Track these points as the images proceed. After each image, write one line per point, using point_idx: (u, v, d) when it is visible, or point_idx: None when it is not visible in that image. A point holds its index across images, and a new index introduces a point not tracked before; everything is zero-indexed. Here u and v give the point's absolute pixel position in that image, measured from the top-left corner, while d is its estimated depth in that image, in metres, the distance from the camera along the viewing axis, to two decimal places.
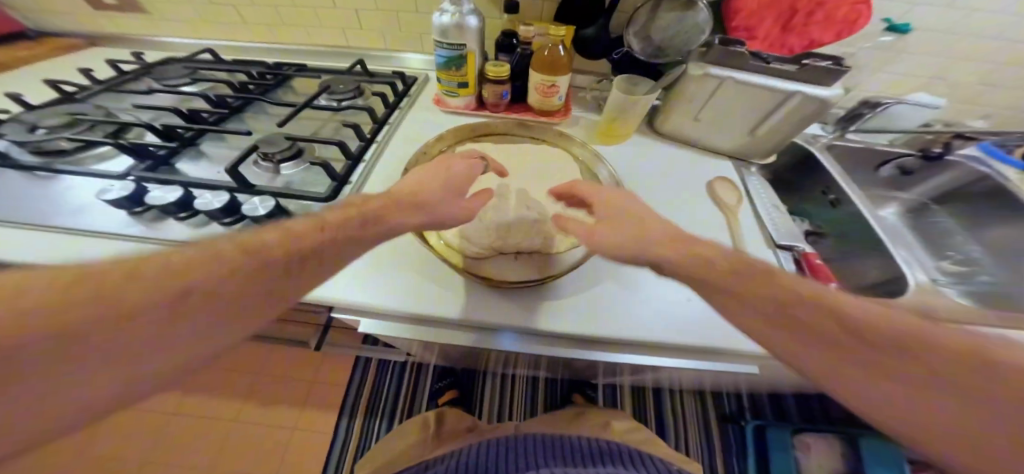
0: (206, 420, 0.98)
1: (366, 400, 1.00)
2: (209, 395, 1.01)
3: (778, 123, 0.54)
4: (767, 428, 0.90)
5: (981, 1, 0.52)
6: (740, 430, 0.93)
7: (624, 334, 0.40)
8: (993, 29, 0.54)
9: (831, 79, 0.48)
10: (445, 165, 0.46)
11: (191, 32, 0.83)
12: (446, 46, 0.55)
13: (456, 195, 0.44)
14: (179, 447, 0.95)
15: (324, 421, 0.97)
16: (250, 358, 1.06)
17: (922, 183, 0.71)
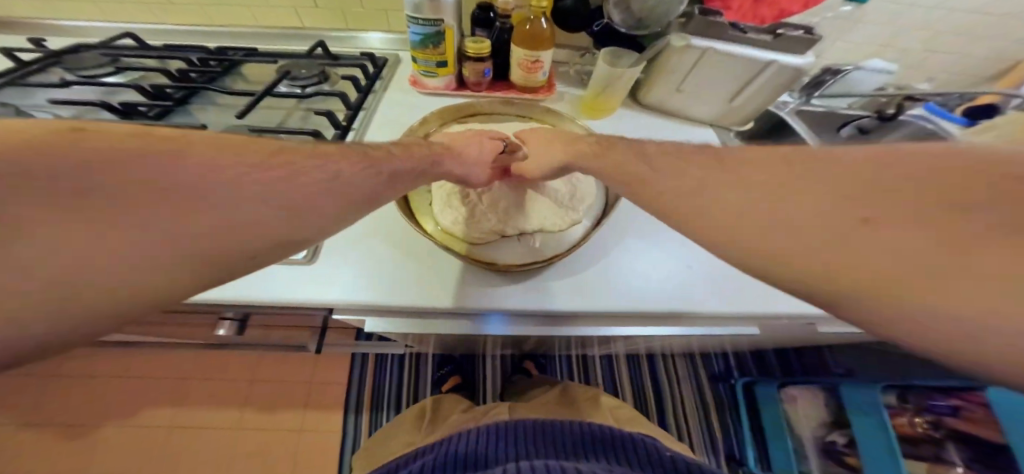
0: (189, 443, 0.92)
1: (370, 394, 0.96)
2: (188, 418, 0.94)
3: (754, 91, 0.57)
4: (755, 384, 1.00)
5: None
6: (729, 387, 1.04)
7: (629, 307, 0.42)
8: None
9: (803, 48, 0.51)
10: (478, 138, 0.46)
11: (107, 13, 0.71)
12: (420, 23, 0.51)
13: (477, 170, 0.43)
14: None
15: (323, 427, 0.93)
16: (221, 379, 0.97)
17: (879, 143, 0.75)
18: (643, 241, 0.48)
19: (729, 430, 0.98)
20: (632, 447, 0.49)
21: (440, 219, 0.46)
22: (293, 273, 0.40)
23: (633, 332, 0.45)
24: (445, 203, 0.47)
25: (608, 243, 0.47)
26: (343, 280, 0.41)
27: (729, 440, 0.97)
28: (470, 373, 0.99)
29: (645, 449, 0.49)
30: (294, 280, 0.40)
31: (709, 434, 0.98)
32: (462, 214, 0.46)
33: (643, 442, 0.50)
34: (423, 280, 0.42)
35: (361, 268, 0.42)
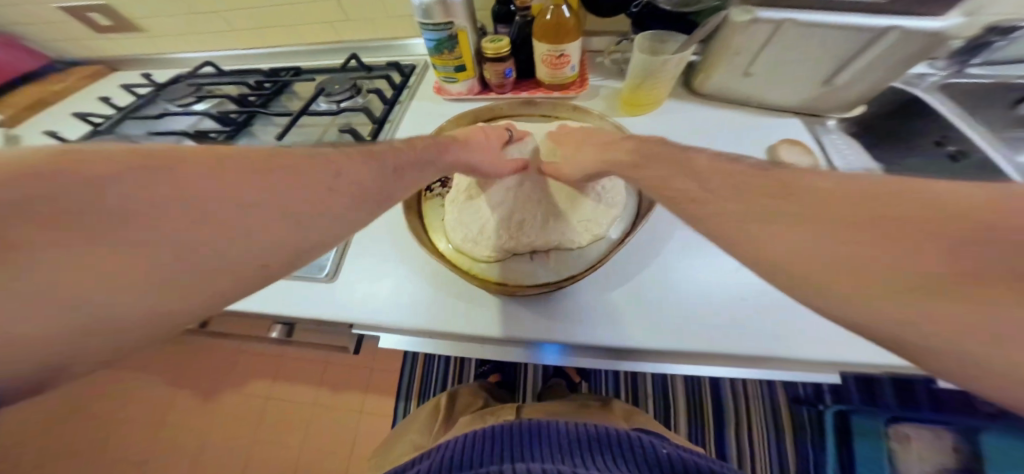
0: (275, 407, 1.07)
1: (419, 386, 1.00)
2: (276, 385, 1.10)
3: (864, 66, 0.44)
4: (852, 412, 0.81)
5: None
6: (816, 412, 0.83)
7: (664, 342, 0.36)
8: None
9: (948, 7, 0.36)
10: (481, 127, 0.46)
11: (190, 45, 0.82)
12: (430, 29, 0.48)
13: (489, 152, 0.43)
14: (261, 433, 1.05)
15: (385, 409, 1.02)
16: (292, 361, 1.12)
17: None
18: (679, 259, 0.41)
19: (807, 457, 0.80)
20: (627, 446, 0.44)
21: (451, 234, 0.45)
22: (316, 291, 0.43)
23: (677, 370, 0.39)
24: (457, 219, 0.46)
25: (635, 264, 0.41)
26: (362, 300, 0.42)
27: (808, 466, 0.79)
28: (512, 374, 0.95)
29: (642, 447, 0.44)
30: (331, 302, 0.42)
31: (780, 458, 0.81)
32: (473, 231, 0.44)
33: (638, 439, 0.46)
34: (437, 300, 0.41)
35: (379, 286, 0.43)
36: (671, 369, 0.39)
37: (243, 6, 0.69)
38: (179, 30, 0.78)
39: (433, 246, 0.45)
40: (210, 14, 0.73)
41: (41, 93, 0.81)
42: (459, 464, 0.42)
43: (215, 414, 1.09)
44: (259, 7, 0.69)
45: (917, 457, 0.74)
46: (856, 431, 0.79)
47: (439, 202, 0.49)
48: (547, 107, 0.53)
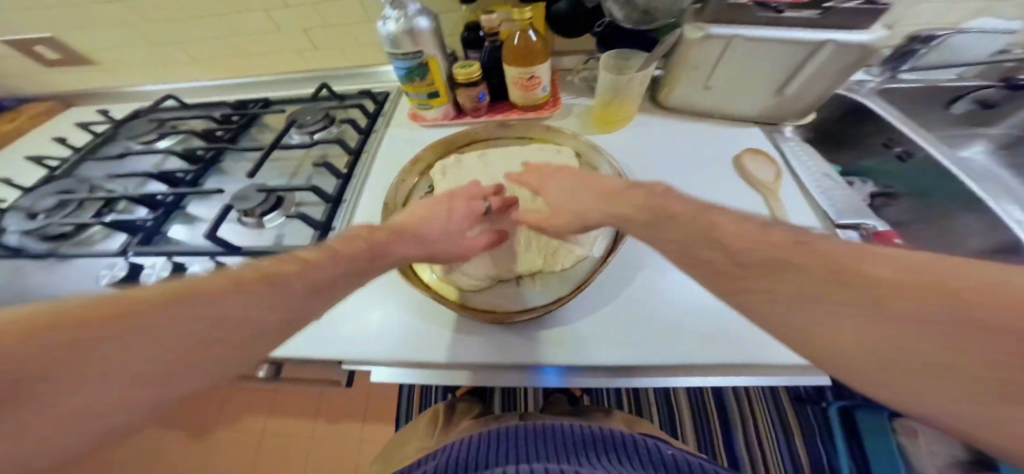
0: (268, 445, 1.04)
1: None
2: (266, 422, 1.06)
3: (810, 77, 0.47)
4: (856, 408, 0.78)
5: None
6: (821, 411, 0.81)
7: (653, 359, 0.36)
8: None
9: (869, 20, 0.40)
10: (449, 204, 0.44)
11: (151, 78, 0.79)
12: (401, 57, 0.48)
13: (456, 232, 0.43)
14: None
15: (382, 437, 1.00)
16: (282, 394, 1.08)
17: (1008, 117, 0.63)
18: (659, 274, 0.43)
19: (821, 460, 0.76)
20: (630, 447, 0.44)
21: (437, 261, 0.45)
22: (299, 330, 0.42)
23: (674, 387, 0.38)
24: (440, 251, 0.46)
25: (618, 281, 0.43)
26: (349, 336, 0.41)
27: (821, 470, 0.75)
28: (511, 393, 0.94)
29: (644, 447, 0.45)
30: (317, 340, 0.42)
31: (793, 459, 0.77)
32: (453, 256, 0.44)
33: (644, 442, 0.46)
34: (427, 333, 0.41)
35: (366, 322, 0.42)
36: (660, 385, 0.39)
37: (209, 36, 0.68)
38: (140, 62, 0.75)
39: (417, 277, 0.45)
40: (173, 45, 0.71)
41: None
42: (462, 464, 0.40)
43: (202, 459, 1.04)
44: (225, 38, 0.68)
45: (926, 452, 0.69)
46: (864, 429, 0.76)
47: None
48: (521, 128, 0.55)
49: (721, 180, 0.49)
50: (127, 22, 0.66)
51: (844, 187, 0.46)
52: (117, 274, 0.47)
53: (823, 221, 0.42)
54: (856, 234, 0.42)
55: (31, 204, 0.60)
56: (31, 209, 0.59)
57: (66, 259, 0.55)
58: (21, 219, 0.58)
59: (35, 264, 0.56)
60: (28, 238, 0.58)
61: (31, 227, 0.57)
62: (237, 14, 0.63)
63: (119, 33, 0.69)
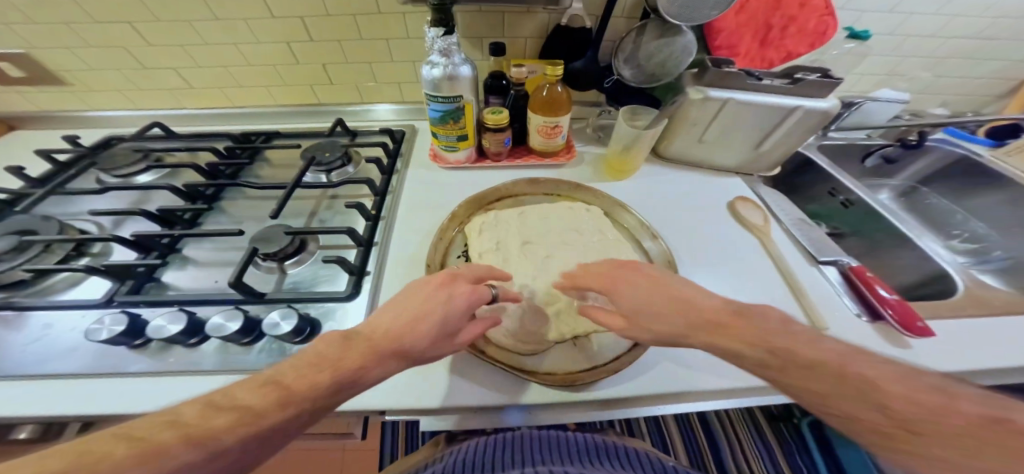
0: None
1: None
2: None
3: (781, 137, 0.58)
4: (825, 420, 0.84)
5: (910, 9, 0.62)
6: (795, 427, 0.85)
7: (696, 386, 0.41)
8: (919, 31, 0.65)
9: (827, 92, 0.51)
10: (446, 293, 0.36)
11: (131, 102, 0.73)
12: (440, 100, 0.52)
13: (452, 332, 0.35)
14: None
15: None
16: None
17: (904, 170, 0.80)
18: None
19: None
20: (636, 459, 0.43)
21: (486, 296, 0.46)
22: None
23: (704, 410, 0.43)
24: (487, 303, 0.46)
25: None
26: (394, 385, 0.39)
27: None
28: None
29: (647, 459, 0.44)
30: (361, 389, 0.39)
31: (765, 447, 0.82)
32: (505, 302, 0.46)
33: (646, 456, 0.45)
34: (484, 376, 0.41)
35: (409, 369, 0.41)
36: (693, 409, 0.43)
37: (216, 66, 0.66)
38: (124, 86, 0.70)
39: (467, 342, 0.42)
40: (168, 70, 0.67)
41: None
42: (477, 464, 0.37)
43: None
44: (232, 68, 0.66)
45: None
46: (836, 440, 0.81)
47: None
48: (550, 183, 0.60)
49: (726, 230, 0.56)
50: (122, 43, 0.63)
51: (818, 231, 0.57)
52: (117, 328, 0.41)
53: (808, 259, 0.52)
54: (834, 268, 0.51)
55: None
56: None
57: (21, 310, 0.46)
58: None
59: None
60: None
61: None
62: (252, 45, 0.62)
63: (109, 54, 0.64)
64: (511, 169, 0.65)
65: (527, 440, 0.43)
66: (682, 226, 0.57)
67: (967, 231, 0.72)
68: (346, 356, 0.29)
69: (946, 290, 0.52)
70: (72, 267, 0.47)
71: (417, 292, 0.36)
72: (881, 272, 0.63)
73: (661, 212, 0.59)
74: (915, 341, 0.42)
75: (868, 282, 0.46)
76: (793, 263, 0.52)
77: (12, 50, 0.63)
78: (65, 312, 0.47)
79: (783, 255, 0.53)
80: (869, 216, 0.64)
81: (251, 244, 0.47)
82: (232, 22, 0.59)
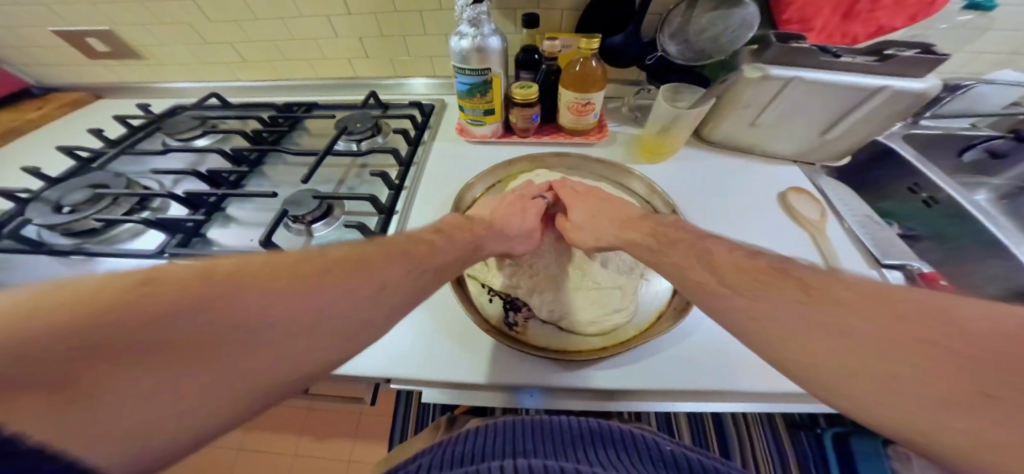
0: (256, 453, 0.97)
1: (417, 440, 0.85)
2: (257, 431, 1.00)
3: (855, 123, 0.50)
4: (851, 435, 0.71)
5: None
6: (816, 437, 0.73)
7: (715, 385, 0.37)
8: None
9: (925, 69, 0.43)
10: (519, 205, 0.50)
11: (192, 75, 0.79)
12: (468, 72, 0.50)
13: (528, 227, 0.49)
14: None
15: (377, 455, 0.94)
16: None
17: (1014, 167, 0.66)
18: (709, 307, 0.43)
19: None
20: (633, 444, 0.39)
21: (493, 283, 0.47)
22: None
23: (725, 410, 0.40)
24: (501, 292, 0.47)
25: (688, 328, 0.42)
26: (404, 353, 0.41)
27: None
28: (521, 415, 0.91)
29: (643, 444, 0.39)
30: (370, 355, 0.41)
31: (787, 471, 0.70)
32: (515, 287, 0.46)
33: (642, 436, 0.41)
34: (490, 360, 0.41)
35: (416, 338, 0.43)
36: (707, 408, 0.40)
37: (265, 39, 0.69)
38: (187, 60, 0.75)
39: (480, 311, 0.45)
40: (225, 45, 0.71)
41: (17, 118, 0.74)
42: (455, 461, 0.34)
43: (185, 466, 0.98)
44: (279, 42, 0.69)
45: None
46: (858, 457, 0.69)
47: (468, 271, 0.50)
48: (568, 162, 0.59)
49: (769, 223, 0.51)
50: (186, 20, 0.67)
51: (886, 232, 0.49)
52: None
53: (868, 259, 0.46)
54: (898, 273, 0.44)
55: (60, 196, 0.57)
56: (59, 202, 0.56)
57: (93, 255, 0.52)
58: (48, 212, 0.55)
59: (57, 260, 0.53)
60: (55, 232, 0.55)
61: (57, 221, 0.54)
62: (297, 19, 0.64)
63: (174, 31, 0.70)
64: (539, 146, 0.62)
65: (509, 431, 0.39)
66: (720, 216, 0.52)
67: None
68: (463, 229, 0.43)
69: None
70: (132, 219, 0.52)
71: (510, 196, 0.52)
72: (964, 287, 0.54)
73: (696, 198, 0.54)
74: None
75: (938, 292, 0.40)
76: (850, 265, 0.45)
77: (98, 26, 0.70)
78: (127, 258, 0.52)
79: (837, 252, 0.47)
80: (957, 218, 0.54)
81: (282, 206, 0.50)
82: None
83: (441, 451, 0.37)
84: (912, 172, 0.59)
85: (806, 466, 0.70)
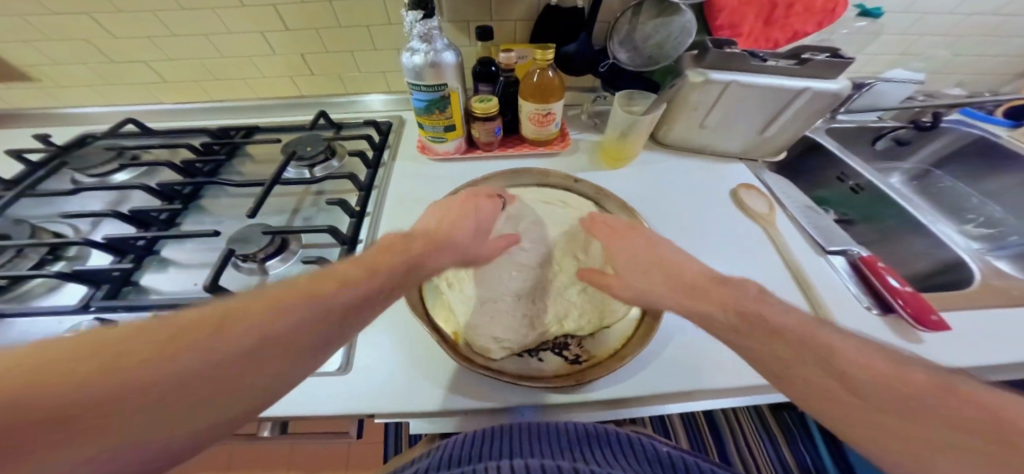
0: None
1: None
2: None
3: (787, 121, 0.55)
4: None
5: None
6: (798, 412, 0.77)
7: (692, 385, 0.39)
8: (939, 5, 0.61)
9: (836, 72, 0.47)
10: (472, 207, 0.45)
11: (103, 97, 0.69)
12: (423, 89, 0.49)
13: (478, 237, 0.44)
14: None
15: None
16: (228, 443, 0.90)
17: (917, 152, 0.76)
18: None
19: (805, 461, 0.72)
20: (628, 444, 0.38)
21: (525, 344, 0.43)
22: (329, 387, 0.39)
23: (705, 407, 0.42)
24: (537, 347, 0.44)
25: (659, 334, 0.44)
26: (384, 390, 0.39)
27: (805, 466, 0.72)
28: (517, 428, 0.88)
29: (640, 447, 0.38)
30: (346, 397, 0.39)
31: (781, 463, 0.72)
32: (536, 331, 0.44)
33: (639, 439, 0.40)
34: (488, 391, 0.40)
35: (395, 371, 0.41)
36: (691, 408, 0.42)
37: (189, 58, 0.63)
38: (96, 82, 0.66)
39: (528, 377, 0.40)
40: (137, 62, 0.64)
41: None
42: (451, 466, 0.32)
43: None
44: (205, 59, 0.63)
45: None
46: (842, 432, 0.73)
47: (476, 353, 0.42)
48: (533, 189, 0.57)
49: (727, 221, 0.54)
50: (84, 37, 0.59)
51: (825, 219, 0.54)
52: None
53: (816, 248, 0.50)
54: (843, 258, 0.49)
55: None
56: None
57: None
58: None
59: None
60: None
61: None
62: (225, 36, 0.59)
63: (70, 48, 0.61)
64: (504, 159, 0.62)
65: (503, 429, 0.37)
66: (681, 216, 0.54)
67: (983, 215, 0.69)
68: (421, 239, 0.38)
69: (962, 280, 0.50)
70: (44, 273, 0.44)
71: (452, 202, 0.46)
72: (892, 264, 0.60)
73: (658, 200, 0.56)
74: (928, 335, 0.41)
75: (876, 270, 0.45)
76: (799, 254, 0.50)
77: None
78: (42, 319, 0.44)
79: (787, 243, 0.51)
80: (880, 201, 0.61)
81: (228, 245, 0.45)
82: (200, 12, 0.55)
83: (433, 460, 0.35)
84: (841, 163, 0.65)
85: (790, 434, 0.75)
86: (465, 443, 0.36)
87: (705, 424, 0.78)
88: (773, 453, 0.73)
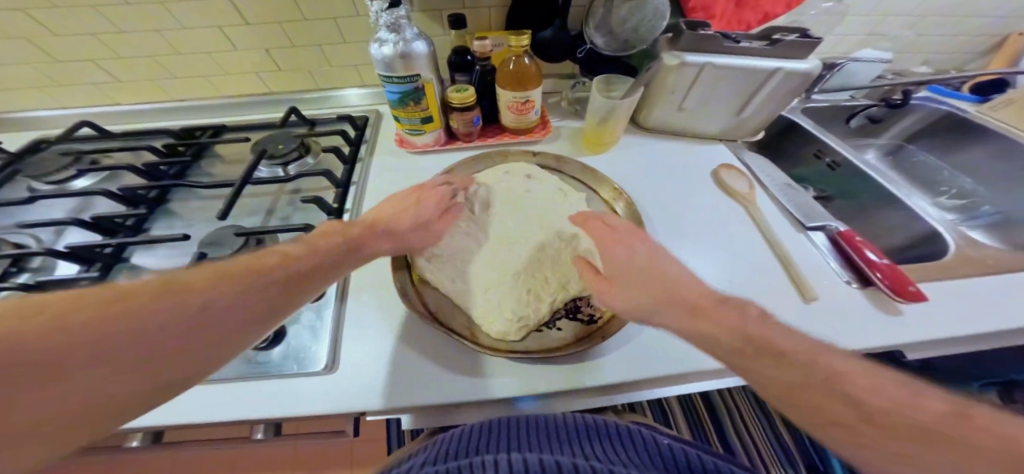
0: None
1: None
2: None
3: (763, 101, 0.55)
4: None
5: None
6: None
7: (686, 369, 0.40)
8: None
9: (806, 51, 0.48)
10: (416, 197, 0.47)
11: (55, 100, 0.66)
12: (395, 81, 0.47)
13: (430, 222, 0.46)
14: None
15: None
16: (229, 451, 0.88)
17: (891, 128, 0.78)
18: None
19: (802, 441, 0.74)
20: (627, 436, 0.38)
21: (542, 317, 0.43)
22: (313, 388, 0.38)
23: (696, 390, 0.42)
24: (553, 317, 0.44)
25: None
26: (371, 387, 0.39)
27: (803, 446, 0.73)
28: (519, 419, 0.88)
29: (639, 439, 0.37)
30: (330, 397, 0.38)
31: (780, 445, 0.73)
32: (541, 306, 0.43)
33: (637, 431, 0.39)
34: (484, 383, 0.39)
35: (382, 369, 0.40)
36: (682, 390, 0.42)
37: (145, 56, 0.60)
38: (46, 85, 0.63)
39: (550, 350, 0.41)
40: (88, 63, 0.60)
41: None
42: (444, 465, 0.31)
43: None
44: (162, 57, 0.60)
45: None
46: None
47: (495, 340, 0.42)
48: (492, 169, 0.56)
49: (709, 201, 0.54)
50: (26, 37, 0.55)
51: (803, 195, 0.55)
52: None
53: (797, 225, 0.51)
54: (823, 233, 0.50)
55: None
56: None
57: None
58: None
59: None
60: None
61: None
62: (180, 33, 0.56)
63: (11, 49, 0.57)
64: (484, 150, 0.61)
65: (498, 426, 0.36)
66: (662, 197, 0.54)
67: (955, 187, 0.71)
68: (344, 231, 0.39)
69: (938, 251, 0.52)
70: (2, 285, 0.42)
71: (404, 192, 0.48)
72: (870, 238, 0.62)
73: (642, 183, 0.56)
74: (906, 306, 0.42)
75: (855, 246, 0.46)
76: (780, 230, 0.50)
77: None
78: None
79: (768, 219, 0.52)
80: (855, 177, 0.63)
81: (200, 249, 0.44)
82: (151, 8, 0.52)
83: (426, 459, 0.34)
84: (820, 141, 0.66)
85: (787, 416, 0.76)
86: (460, 439, 0.35)
87: (703, 407, 0.79)
88: (771, 436, 0.75)
